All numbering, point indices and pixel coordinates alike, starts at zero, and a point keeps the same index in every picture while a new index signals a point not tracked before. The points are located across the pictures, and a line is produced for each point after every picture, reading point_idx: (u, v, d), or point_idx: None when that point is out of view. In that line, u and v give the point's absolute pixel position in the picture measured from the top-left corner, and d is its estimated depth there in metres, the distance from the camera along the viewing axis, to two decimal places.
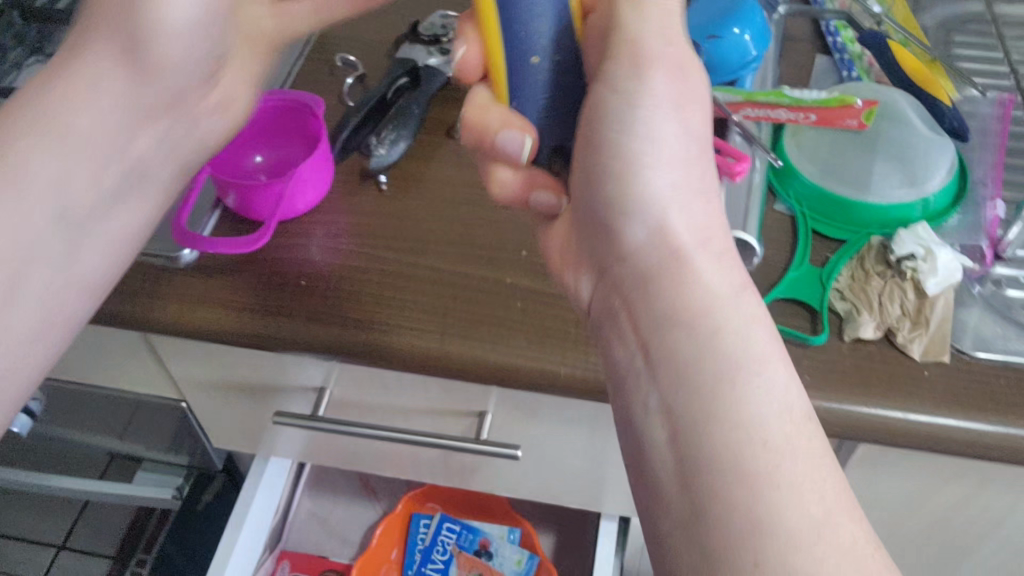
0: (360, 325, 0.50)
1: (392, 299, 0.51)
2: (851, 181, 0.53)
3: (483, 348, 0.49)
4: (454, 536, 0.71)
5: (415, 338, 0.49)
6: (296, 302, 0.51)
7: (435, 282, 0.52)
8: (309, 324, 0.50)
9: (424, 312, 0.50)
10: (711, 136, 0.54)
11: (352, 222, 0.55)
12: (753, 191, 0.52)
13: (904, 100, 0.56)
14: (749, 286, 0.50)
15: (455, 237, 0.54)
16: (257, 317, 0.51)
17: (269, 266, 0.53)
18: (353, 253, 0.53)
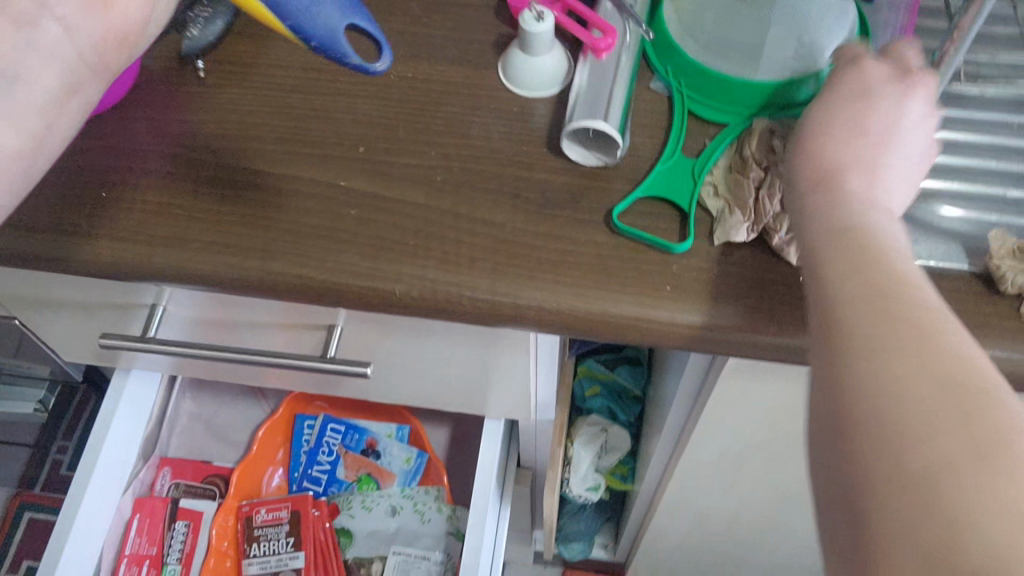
0: (216, 247, 0.44)
1: (295, 215, 0.44)
2: (737, 56, 0.45)
3: (369, 267, 0.42)
4: (340, 436, 0.68)
5: (330, 261, 0.43)
6: (190, 230, 0.44)
7: (327, 187, 0.45)
8: (211, 256, 0.43)
9: (326, 227, 0.44)
10: (578, 3, 0.47)
11: (195, 121, 0.47)
12: (621, 68, 0.45)
13: None
14: (615, 182, 0.44)
15: (293, 131, 0.47)
16: (152, 252, 0.44)
17: (135, 188, 0.45)
18: (212, 158, 0.46)
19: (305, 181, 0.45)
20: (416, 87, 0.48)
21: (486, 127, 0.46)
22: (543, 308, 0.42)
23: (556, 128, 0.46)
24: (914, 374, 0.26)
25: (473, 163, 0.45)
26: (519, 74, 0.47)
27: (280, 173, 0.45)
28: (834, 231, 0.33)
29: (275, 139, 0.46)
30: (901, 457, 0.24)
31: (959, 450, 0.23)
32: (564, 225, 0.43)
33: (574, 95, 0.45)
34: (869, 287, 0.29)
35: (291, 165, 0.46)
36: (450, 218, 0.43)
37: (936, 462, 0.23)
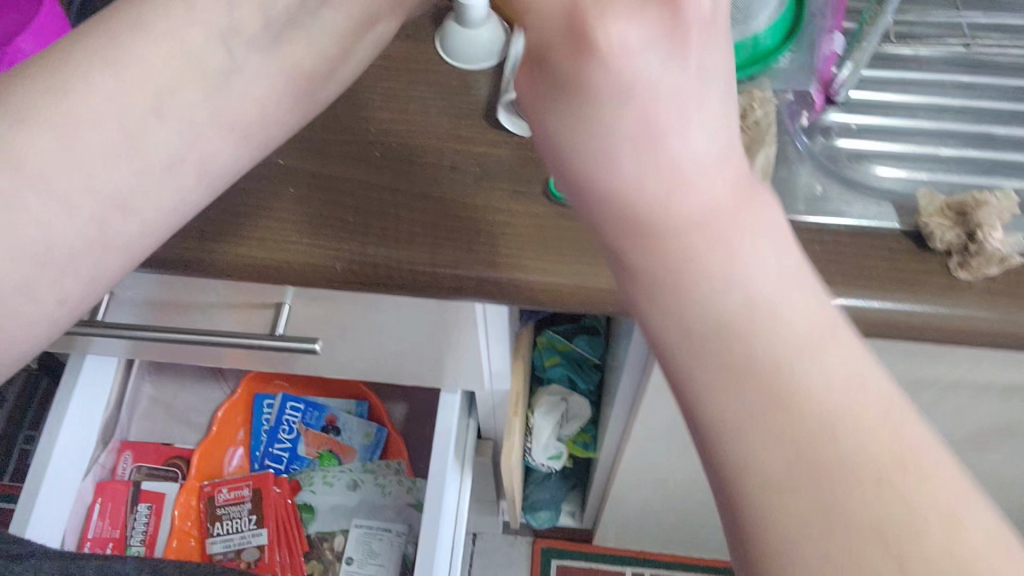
0: (201, 233, 0.43)
1: (487, 213, 0.43)
2: None
3: (551, 267, 0.41)
4: (300, 414, 0.69)
5: (533, 260, 0.41)
6: (374, 237, 0.42)
7: (500, 185, 0.44)
8: (425, 258, 0.42)
9: (508, 225, 0.42)
10: None
11: (352, 126, 0.46)
12: None
13: None
14: None
15: (445, 130, 0.46)
16: (352, 260, 0.42)
17: (307, 197, 0.44)
18: (385, 161, 0.45)
19: (283, 167, 0.45)
20: (383, 66, 0.48)
21: (424, 101, 0.47)
22: (510, 283, 0.41)
23: (493, 100, 0.46)
24: (755, 305, 0.23)
25: (431, 138, 0.45)
26: (455, 44, 0.47)
27: (335, 166, 0.45)
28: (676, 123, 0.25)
29: (444, 137, 0.45)
30: (809, 459, 0.21)
31: (836, 426, 0.22)
32: (503, 197, 0.43)
33: (510, 66, 0.45)
34: (653, 178, 0.24)
35: (466, 164, 0.44)
36: (427, 198, 0.43)
37: (853, 452, 0.21)
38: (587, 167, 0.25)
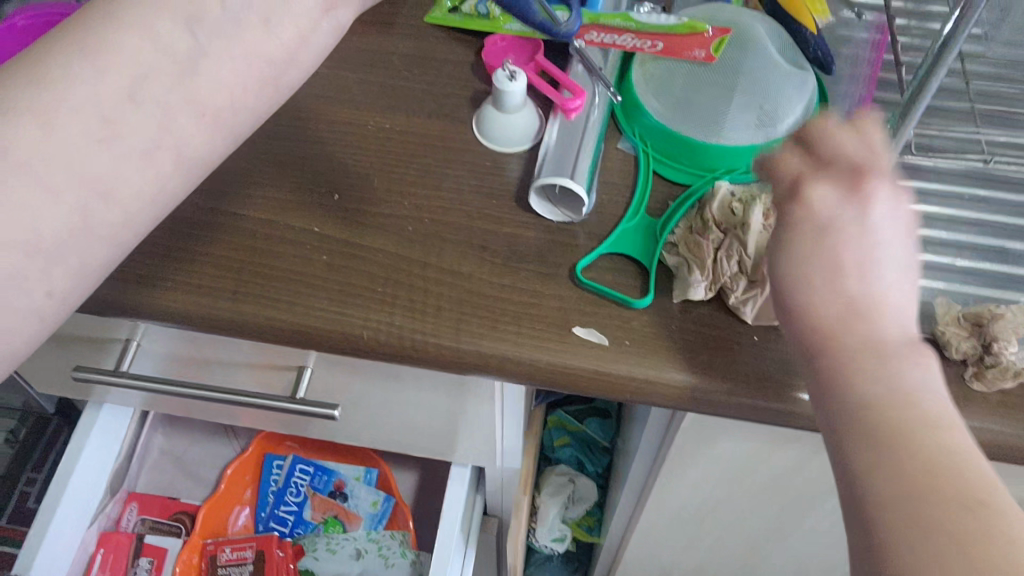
0: (183, 286, 0.45)
1: (368, 282, 0.44)
2: (700, 124, 0.47)
3: (419, 337, 0.43)
4: (308, 478, 0.70)
5: (397, 329, 0.43)
6: (258, 290, 0.44)
7: (388, 258, 0.45)
8: (296, 315, 0.44)
9: (384, 296, 0.44)
10: (549, 65, 0.49)
11: (277, 178, 0.48)
12: (589, 129, 0.47)
13: (766, 22, 0.49)
14: (580, 240, 0.46)
15: (356, 197, 0.47)
16: (231, 307, 0.44)
17: (214, 242, 0.46)
18: (292, 218, 0.47)
19: (216, 211, 0.47)
20: (426, 144, 0.49)
21: (458, 180, 0.48)
22: (506, 361, 0.43)
23: (525, 183, 0.48)
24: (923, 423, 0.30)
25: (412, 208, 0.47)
26: (495, 128, 0.49)
27: (246, 216, 0.47)
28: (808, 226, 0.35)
29: (351, 203, 0.47)
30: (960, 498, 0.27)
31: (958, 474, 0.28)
32: (529, 278, 0.44)
33: (543, 153, 0.47)
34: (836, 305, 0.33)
35: (365, 233, 0.46)
36: (409, 264, 0.45)
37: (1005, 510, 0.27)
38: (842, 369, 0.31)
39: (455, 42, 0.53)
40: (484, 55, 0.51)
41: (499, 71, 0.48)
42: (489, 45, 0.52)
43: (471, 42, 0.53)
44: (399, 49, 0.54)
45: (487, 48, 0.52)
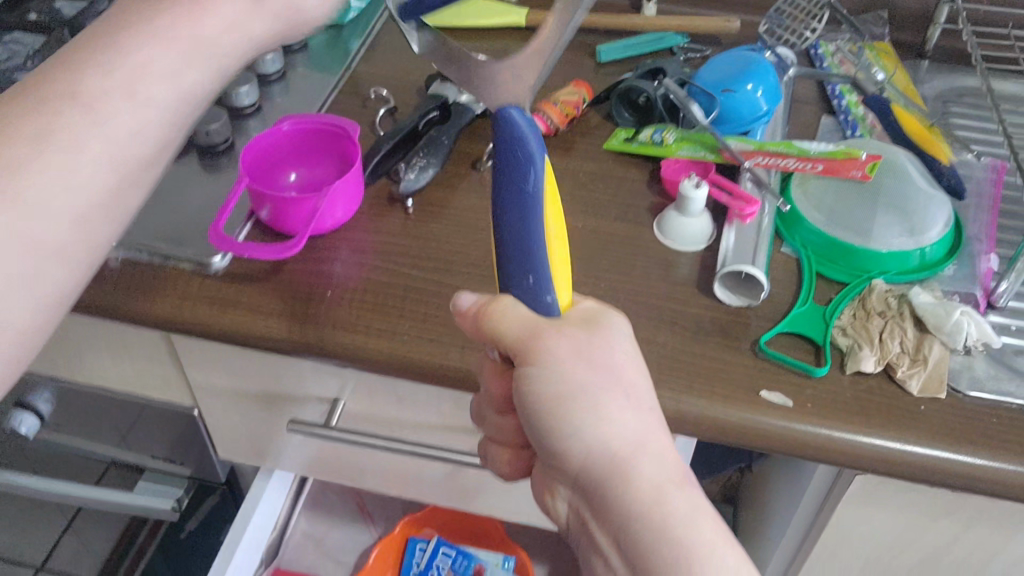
0: (298, 320, 0.53)
1: (418, 309, 0.53)
2: (856, 229, 0.55)
3: (441, 353, 0.51)
4: (450, 560, 0.85)
5: (444, 351, 0.51)
6: (332, 314, 0.53)
7: (440, 298, 0.53)
8: (358, 336, 0.52)
9: (422, 321, 0.52)
10: (722, 180, 0.58)
11: (385, 241, 0.57)
12: (762, 232, 0.55)
13: (907, 157, 0.59)
14: (756, 320, 0.52)
15: (425, 258, 0.56)
16: (309, 329, 0.52)
17: (293, 283, 0.55)
18: (402, 271, 0.55)
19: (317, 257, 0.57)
20: (616, 243, 0.57)
21: (645, 269, 0.56)
22: (700, 418, 0.48)
23: (703, 274, 0.55)
24: (680, 530, 0.37)
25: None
26: (674, 230, 0.57)
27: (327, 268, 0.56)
28: (558, 357, 0.38)
29: (430, 256, 0.56)
30: None
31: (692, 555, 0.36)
32: (717, 348, 0.51)
33: (723, 250, 0.55)
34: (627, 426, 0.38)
35: (432, 275, 0.55)
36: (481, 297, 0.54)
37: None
38: (607, 469, 0.37)
39: (633, 164, 0.63)
40: (663, 173, 0.60)
41: (686, 181, 0.57)
42: (666, 164, 0.61)
43: (647, 164, 0.63)
44: (584, 167, 0.63)
45: (664, 167, 0.61)
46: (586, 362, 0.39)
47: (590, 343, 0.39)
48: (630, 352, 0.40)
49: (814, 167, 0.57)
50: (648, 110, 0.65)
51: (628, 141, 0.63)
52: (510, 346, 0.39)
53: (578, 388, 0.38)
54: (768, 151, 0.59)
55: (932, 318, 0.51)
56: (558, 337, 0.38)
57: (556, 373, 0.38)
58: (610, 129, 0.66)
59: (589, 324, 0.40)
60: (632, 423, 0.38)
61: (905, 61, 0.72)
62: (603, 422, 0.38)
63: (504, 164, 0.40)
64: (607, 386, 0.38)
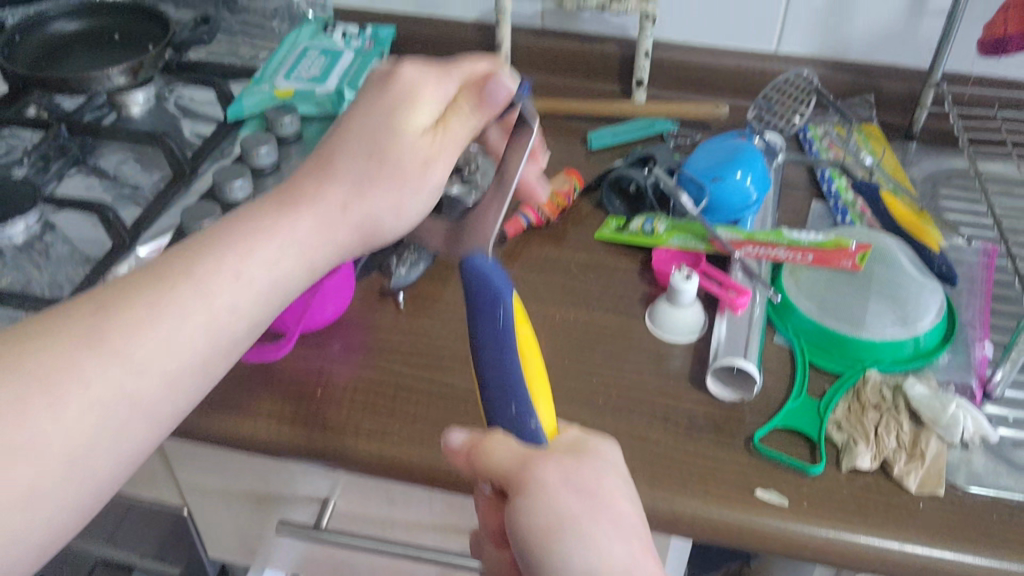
0: (289, 422, 0.52)
1: (409, 408, 0.52)
2: (848, 319, 0.55)
3: (431, 454, 0.50)
4: None
5: (435, 451, 0.50)
6: (322, 415, 0.52)
7: (431, 397, 0.53)
8: (349, 437, 0.51)
9: (413, 421, 0.52)
10: (713, 270, 0.58)
11: (377, 337, 0.57)
12: (754, 323, 0.55)
13: (896, 243, 0.59)
14: (750, 415, 0.52)
15: (415, 354, 0.56)
16: (299, 431, 0.52)
17: (283, 382, 0.54)
18: (392, 368, 0.55)
19: (308, 352, 0.56)
20: (608, 336, 0.57)
21: (638, 362, 0.55)
22: (694, 520, 0.48)
23: (696, 367, 0.55)
24: None
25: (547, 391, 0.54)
26: (666, 323, 0.56)
27: (318, 366, 0.56)
28: (541, 483, 0.37)
29: (421, 352, 0.56)
30: None
31: None
32: (710, 446, 0.50)
33: (715, 344, 0.54)
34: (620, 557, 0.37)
35: (423, 372, 0.55)
36: (471, 394, 0.53)
37: None
38: None
39: (624, 253, 0.63)
40: (654, 264, 0.60)
41: (675, 273, 0.56)
42: (657, 254, 0.61)
43: (638, 253, 0.63)
44: (575, 256, 0.63)
45: (655, 257, 0.61)
46: (576, 492, 0.38)
47: (588, 476, 0.39)
48: (624, 480, 0.40)
49: (806, 256, 0.58)
50: (639, 199, 0.65)
51: (619, 230, 0.63)
52: (505, 478, 0.38)
53: (568, 519, 0.37)
54: (759, 241, 0.59)
55: (928, 410, 0.50)
56: (547, 465, 0.38)
57: (548, 501, 0.37)
58: (601, 218, 0.66)
59: (578, 457, 0.39)
60: (625, 555, 0.37)
61: (894, 143, 0.72)
62: (594, 552, 0.36)
63: (476, 307, 0.43)
64: (596, 511, 0.37)
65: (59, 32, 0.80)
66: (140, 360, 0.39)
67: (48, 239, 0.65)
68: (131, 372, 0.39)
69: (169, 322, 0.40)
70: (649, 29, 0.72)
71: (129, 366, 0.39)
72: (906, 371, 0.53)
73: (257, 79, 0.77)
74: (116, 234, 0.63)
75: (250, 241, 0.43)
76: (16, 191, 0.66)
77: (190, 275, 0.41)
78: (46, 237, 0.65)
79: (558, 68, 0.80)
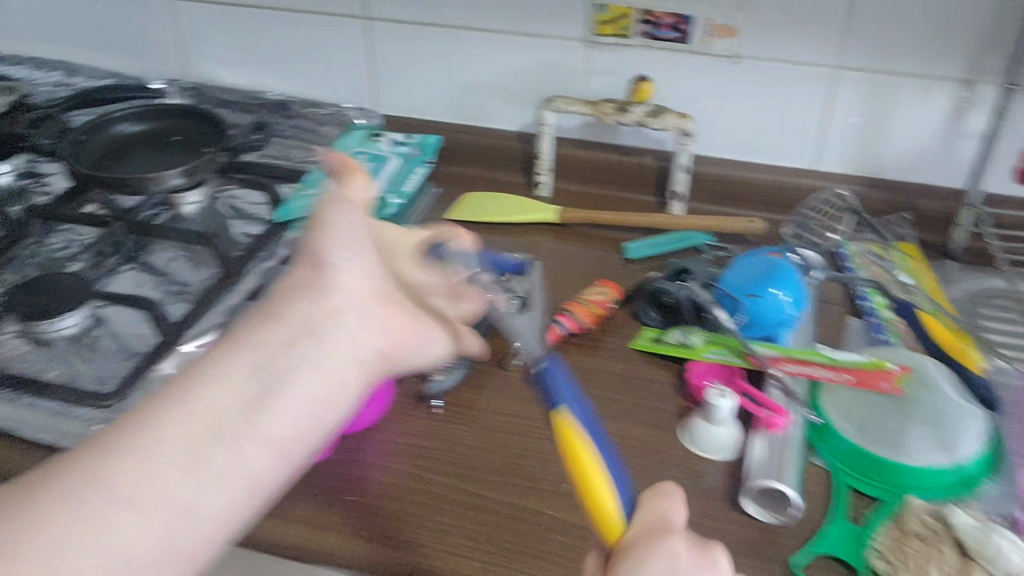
0: (320, 528, 0.52)
1: (442, 519, 0.52)
2: (889, 443, 0.54)
3: (458, 565, 0.50)
4: None
5: (465, 564, 0.50)
6: (351, 523, 0.52)
7: (462, 507, 0.53)
8: (379, 546, 0.51)
9: (443, 532, 0.52)
10: (749, 386, 0.58)
11: (412, 443, 0.58)
12: (790, 443, 0.54)
13: (936, 367, 0.59)
14: (787, 538, 0.51)
15: (447, 463, 0.56)
16: (329, 538, 0.51)
17: (315, 486, 0.55)
18: (424, 475, 0.55)
19: (342, 457, 0.57)
20: (642, 450, 0.57)
21: (673, 478, 0.55)
22: None
23: (732, 485, 0.54)
24: None
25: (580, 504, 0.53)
26: (701, 439, 0.56)
27: (351, 471, 0.56)
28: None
29: (454, 461, 0.56)
30: None
31: None
32: (745, 569, 0.49)
33: (750, 463, 0.54)
34: None
35: (456, 481, 0.55)
36: (503, 506, 0.53)
37: None
38: None
39: (660, 365, 0.63)
40: (689, 377, 0.60)
41: (712, 389, 0.56)
42: (693, 368, 0.61)
43: (674, 366, 0.63)
44: (611, 367, 0.63)
45: (690, 371, 0.61)
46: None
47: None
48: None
49: (845, 375, 0.57)
50: (676, 311, 0.66)
51: (655, 341, 0.64)
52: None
53: None
54: (798, 358, 0.59)
55: (974, 540, 0.48)
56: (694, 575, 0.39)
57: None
58: (637, 328, 0.67)
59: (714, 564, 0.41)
60: None
61: (932, 261, 0.73)
62: None
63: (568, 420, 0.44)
64: None
65: (122, 133, 0.84)
66: (184, 503, 0.37)
67: (96, 334, 0.67)
68: (186, 499, 0.37)
69: (166, 462, 0.37)
70: (688, 144, 0.74)
71: (164, 453, 0.37)
72: (950, 499, 0.52)
73: (305, 183, 0.80)
74: (162, 330, 0.64)
75: (197, 389, 0.40)
76: (70, 286, 0.69)
77: (153, 425, 0.38)
78: (94, 332, 0.67)
79: (598, 178, 0.82)
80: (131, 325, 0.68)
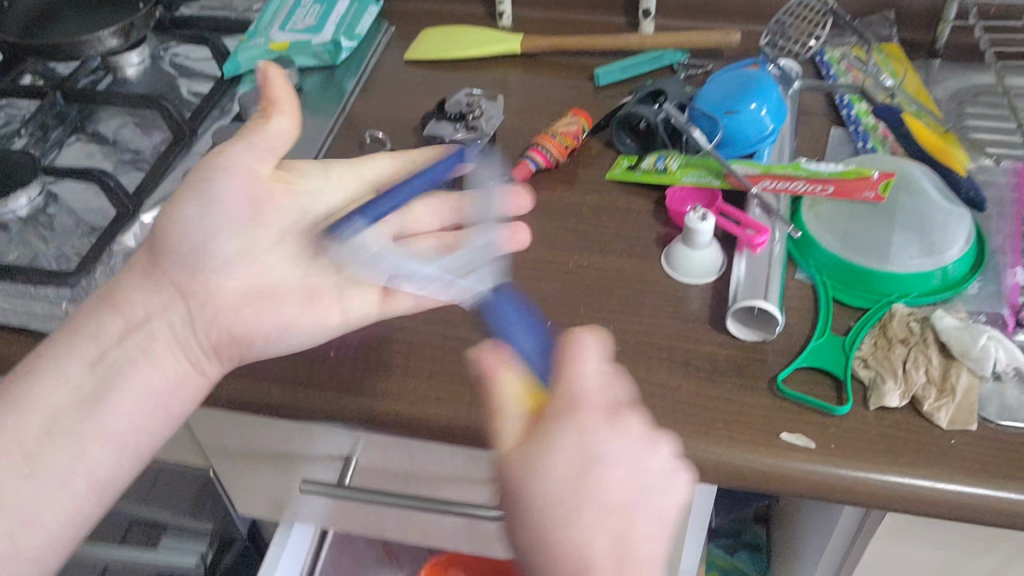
0: (302, 387, 0.52)
1: (423, 366, 0.52)
2: (873, 251, 0.53)
3: (441, 411, 0.49)
4: None
5: (447, 409, 0.49)
6: (330, 378, 0.52)
7: (443, 354, 0.52)
8: (359, 399, 0.51)
9: (426, 378, 0.51)
10: (729, 208, 0.57)
11: None
12: (774, 260, 0.53)
13: (921, 170, 0.57)
14: (772, 356, 0.50)
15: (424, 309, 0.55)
16: (310, 395, 0.51)
17: None
18: (402, 324, 0.54)
19: None
20: (623, 280, 0.56)
21: (656, 307, 0.54)
22: (719, 464, 0.47)
23: (716, 308, 0.53)
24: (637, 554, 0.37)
25: None
26: (683, 264, 0.55)
27: None
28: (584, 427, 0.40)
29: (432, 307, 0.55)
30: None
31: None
32: (733, 389, 0.49)
33: (734, 284, 0.53)
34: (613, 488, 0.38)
35: (435, 328, 0.54)
36: None
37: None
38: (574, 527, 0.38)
39: (638, 193, 0.61)
40: (668, 204, 0.58)
41: (691, 213, 0.55)
42: (671, 194, 0.59)
43: (652, 193, 0.61)
44: (587, 199, 0.61)
45: (668, 197, 0.59)
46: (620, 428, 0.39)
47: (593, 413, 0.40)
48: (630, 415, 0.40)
49: (826, 186, 0.55)
50: (650, 135, 0.63)
51: (631, 170, 0.61)
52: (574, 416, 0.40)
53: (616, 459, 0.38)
54: (776, 174, 0.57)
55: (958, 343, 0.48)
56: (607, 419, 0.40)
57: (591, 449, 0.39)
58: (612, 158, 0.64)
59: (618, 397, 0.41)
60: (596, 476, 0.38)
61: (916, 61, 0.69)
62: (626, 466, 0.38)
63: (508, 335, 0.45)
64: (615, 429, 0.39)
65: None
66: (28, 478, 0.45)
67: (51, 212, 0.64)
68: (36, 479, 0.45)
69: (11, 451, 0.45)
70: None
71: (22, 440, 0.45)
72: (935, 303, 0.52)
73: (251, 32, 0.75)
74: (117, 201, 0.62)
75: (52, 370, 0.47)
76: (14, 164, 0.65)
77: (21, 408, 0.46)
78: (49, 210, 0.64)
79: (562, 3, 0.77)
80: (87, 198, 0.65)
